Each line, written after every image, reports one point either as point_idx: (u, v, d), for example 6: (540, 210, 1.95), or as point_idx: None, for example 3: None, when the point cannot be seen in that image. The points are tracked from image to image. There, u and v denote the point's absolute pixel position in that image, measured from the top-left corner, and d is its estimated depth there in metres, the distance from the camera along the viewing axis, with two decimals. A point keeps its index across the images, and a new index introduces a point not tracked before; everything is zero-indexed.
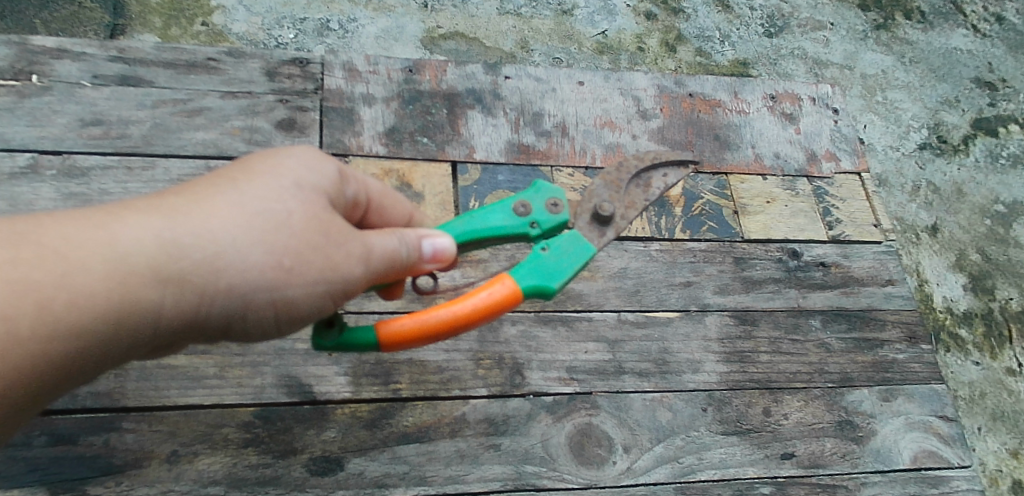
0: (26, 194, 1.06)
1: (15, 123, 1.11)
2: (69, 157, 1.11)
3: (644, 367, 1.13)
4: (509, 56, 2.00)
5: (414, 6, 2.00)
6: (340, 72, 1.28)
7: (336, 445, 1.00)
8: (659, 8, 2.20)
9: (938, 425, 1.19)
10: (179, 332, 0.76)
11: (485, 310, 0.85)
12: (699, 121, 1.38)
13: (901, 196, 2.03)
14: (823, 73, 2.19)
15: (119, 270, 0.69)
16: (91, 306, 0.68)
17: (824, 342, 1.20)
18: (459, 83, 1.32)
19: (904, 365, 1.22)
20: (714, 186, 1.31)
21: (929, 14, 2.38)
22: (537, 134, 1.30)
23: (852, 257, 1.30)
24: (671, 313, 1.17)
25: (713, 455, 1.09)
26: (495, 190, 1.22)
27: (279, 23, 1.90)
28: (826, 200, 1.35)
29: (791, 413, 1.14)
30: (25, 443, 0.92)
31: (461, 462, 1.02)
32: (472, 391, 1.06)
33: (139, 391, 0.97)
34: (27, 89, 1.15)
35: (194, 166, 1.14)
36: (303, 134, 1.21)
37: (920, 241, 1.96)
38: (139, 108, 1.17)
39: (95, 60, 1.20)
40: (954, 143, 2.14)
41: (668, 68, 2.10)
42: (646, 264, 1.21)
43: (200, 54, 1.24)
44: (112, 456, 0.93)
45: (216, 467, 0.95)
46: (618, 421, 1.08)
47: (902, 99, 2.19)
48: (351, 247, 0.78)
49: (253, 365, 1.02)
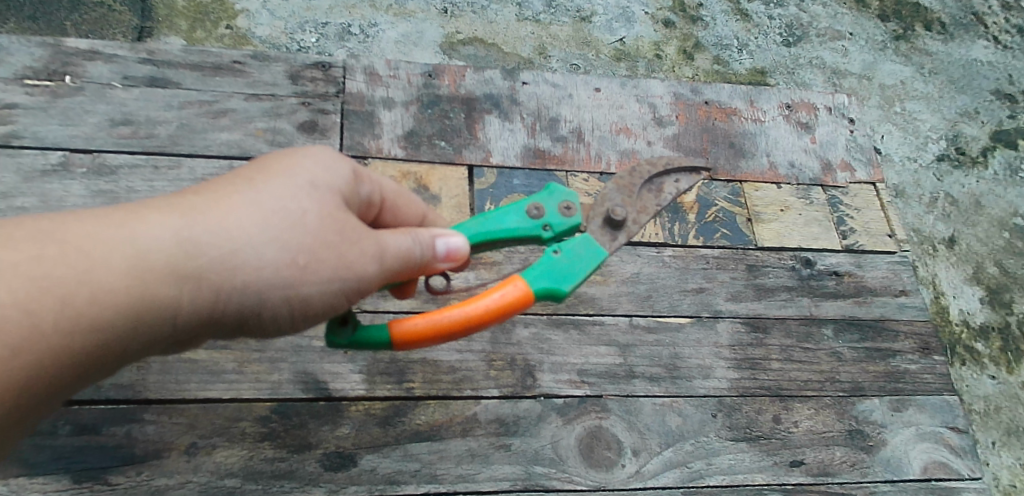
0: (58, 191, 1.10)
1: (49, 122, 1.15)
2: (99, 156, 1.14)
3: (655, 372, 1.13)
4: (527, 62, 2.02)
5: (434, 12, 2.03)
6: (361, 75, 1.30)
7: (349, 441, 1.01)
8: (677, 16, 2.21)
9: (949, 436, 1.19)
10: (197, 328, 0.77)
11: (498, 311, 0.87)
12: (714, 129, 1.39)
13: (918, 207, 2.02)
14: (841, 83, 2.19)
15: (139, 267, 0.71)
16: (113, 301, 0.70)
17: (835, 351, 1.21)
18: (478, 88, 1.34)
19: (916, 376, 1.22)
20: (728, 194, 1.32)
21: (950, 25, 2.37)
22: (553, 139, 1.32)
23: (866, 267, 1.30)
24: (682, 319, 1.18)
25: (722, 461, 1.10)
26: (510, 194, 1.24)
27: (302, 27, 1.93)
28: (840, 209, 1.35)
29: (802, 421, 1.14)
30: (51, 432, 0.94)
31: (472, 461, 1.03)
32: (484, 391, 1.08)
33: (161, 383, 1.00)
34: (61, 90, 1.18)
35: (218, 166, 1.17)
36: (324, 136, 1.23)
37: (936, 253, 1.95)
38: (166, 109, 1.20)
39: (125, 62, 1.23)
40: (973, 155, 2.13)
41: (686, 75, 2.11)
42: (659, 270, 1.22)
43: (227, 56, 1.27)
44: (133, 447, 0.96)
45: (233, 460, 0.98)
46: (628, 425, 1.09)
47: (921, 110, 2.19)
48: (365, 245, 0.80)
49: (271, 361, 1.04)
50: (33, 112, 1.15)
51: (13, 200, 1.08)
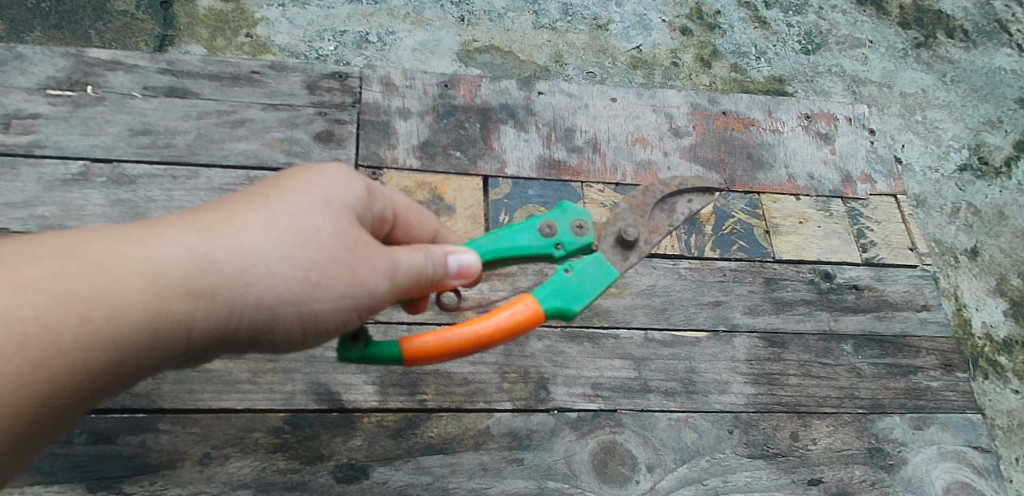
0: (77, 200, 1.10)
1: (70, 132, 1.16)
2: (118, 166, 1.14)
3: (670, 386, 1.12)
4: (543, 70, 2.01)
5: (451, 20, 2.03)
6: (377, 86, 1.30)
7: (361, 453, 1.01)
8: (695, 24, 2.19)
9: (972, 455, 1.16)
10: (210, 343, 0.77)
11: (508, 330, 0.86)
12: (732, 140, 1.37)
13: (939, 217, 1.98)
14: (861, 92, 2.16)
15: (155, 283, 0.71)
16: (130, 317, 0.70)
17: (855, 366, 1.19)
18: (493, 98, 1.34)
19: (938, 393, 1.20)
20: (745, 206, 1.30)
21: (972, 32, 2.34)
22: (569, 150, 1.31)
23: (886, 281, 1.28)
24: (699, 333, 1.17)
25: (738, 478, 1.08)
26: (525, 205, 1.24)
27: (321, 36, 1.94)
28: (860, 222, 1.33)
29: (820, 439, 1.12)
30: (67, 441, 0.95)
31: (484, 475, 1.02)
32: (497, 404, 1.07)
33: (175, 393, 1.00)
34: (82, 100, 1.19)
35: (235, 176, 1.17)
36: (340, 146, 1.23)
37: (958, 264, 1.92)
38: (184, 119, 1.21)
39: (146, 72, 1.24)
40: (996, 165, 2.09)
41: (703, 83, 2.09)
42: (675, 282, 1.20)
43: (245, 67, 1.27)
44: (148, 456, 0.96)
45: (246, 470, 0.97)
46: (642, 440, 1.08)
47: (943, 118, 2.15)
48: (378, 261, 0.80)
49: (285, 371, 1.04)
50: (54, 122, 1.16)
51: (34, 209, 1.09)
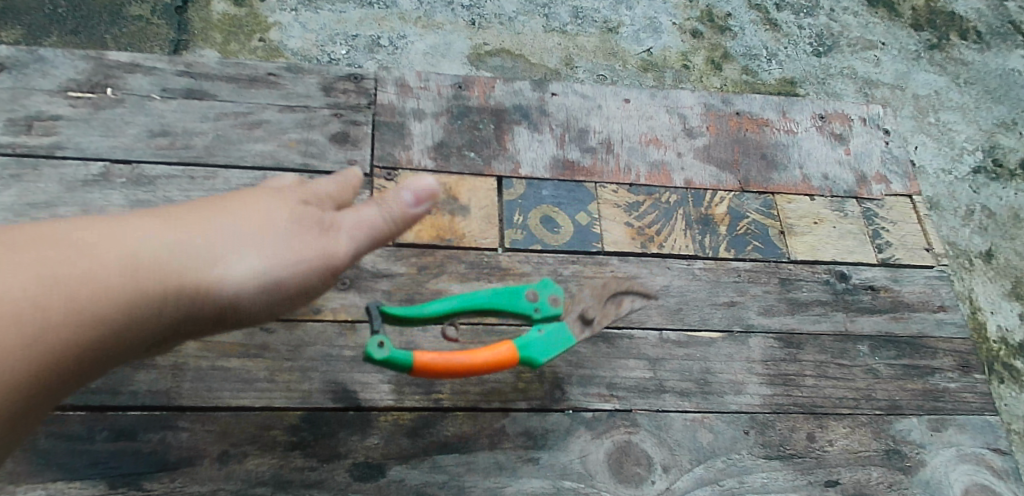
0: (98, 200, 1.11)
1: (90, 134, 1.17)
2: (137, 167, 1.16)
3: (685, 386, 1.12)
4: (554, 73, 2.01)
5: (461, 24, 2.04)
6: (392, 87, 1.31)
7: (378, 452, 1.01)
8: (705, 26, 2.19)
9: (991, 457, 1.15)
10: (183, 325, 0.82)
11: None
12: (746, 140, 1.37)
13: (953, 220, 1.97)
14: (872, 94, 2.15)
15: (130, 265, 0.76)
16: (110, 297, 0.74)
17: (871, 367, 1.18)
18: (507, 99, 1.34)
19: (956, 394, 1.19)
20: (760, 206, 1.30)
21: (985, 34, 2.33)
22: (582, 150, 1.31)
23: (902, 282, 1.27)
24: (714, 333, 1.17)
25: (754, 479, 1.07)
26: (540, 205, 1.24)
27: (333, 39, 1.95)
28: (876, 222, 1.33)
29: (837, 440, 1.11)
30: (88, 437, 0.96)
31: (499, 474, 1.02)
32: (513, 404, 1.07)
33: (194, 391, 1.00)
34: (102, 102, 1.20)
35: (252, 177, 1.18)
36: (356, 147, 1.24)
37: (973, 268, 1.91)
38: (202, 120, 1.22)
39: (164, 75, 1.25)
40: (1011, 167, 2.08)
41: (714, 86, 2.09)
42: (690, 283, 1.20)
43: (262, 69, 1.29)
44: (167, 453, 0.97)
45: (263, 468, 0.98)
46: (657, 441, 1.08)
47: (956, 120, 2.14)
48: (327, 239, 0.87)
49: (302, 370, 1.04)
50: (75, 124, 1.17)
51: (56, 210, 1.10)
